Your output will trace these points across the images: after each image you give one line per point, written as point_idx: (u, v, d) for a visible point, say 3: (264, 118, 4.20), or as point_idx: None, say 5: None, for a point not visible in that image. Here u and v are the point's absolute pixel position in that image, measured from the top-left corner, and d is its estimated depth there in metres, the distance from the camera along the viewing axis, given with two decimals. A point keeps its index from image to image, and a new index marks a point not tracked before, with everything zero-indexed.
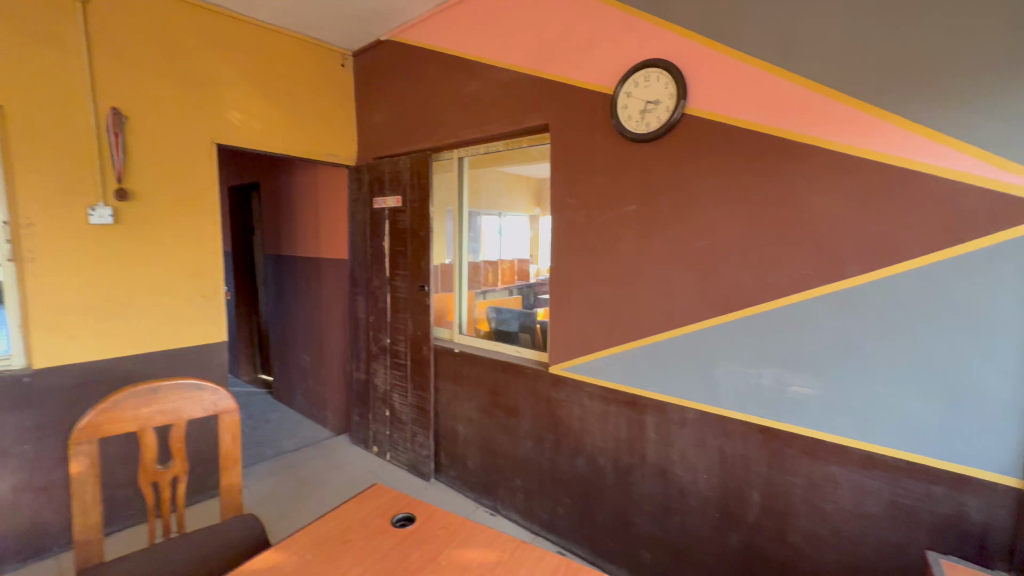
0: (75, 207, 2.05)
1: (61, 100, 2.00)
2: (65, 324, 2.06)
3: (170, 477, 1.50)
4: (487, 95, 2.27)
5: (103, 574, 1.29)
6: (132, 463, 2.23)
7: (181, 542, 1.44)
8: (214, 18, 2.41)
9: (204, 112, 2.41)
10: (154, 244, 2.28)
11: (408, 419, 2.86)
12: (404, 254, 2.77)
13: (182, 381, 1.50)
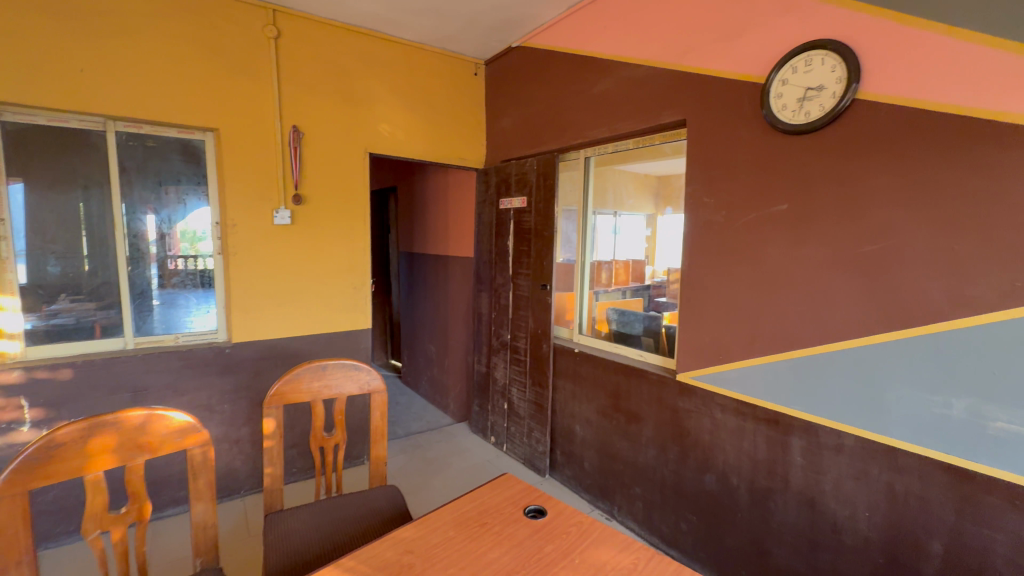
0: (264, 210, 2.47)
1: (257, 121, 2.41)
2: (255, 307, 2.48)
3: (333, 444, 1.72)
4: (619, 93, 2.23)
5: (284, 519, 1.53)
6: (298, 428, 2.61)
7: (342, 500, 1.65)
8: (370, 40, 2.71)
9: (361, 125, 2.73)
10: (319, 241, 2.65)
11: (525, 413, 2.93)
12: (527, 253, 2.85)
13: (344, 361, 1.73)
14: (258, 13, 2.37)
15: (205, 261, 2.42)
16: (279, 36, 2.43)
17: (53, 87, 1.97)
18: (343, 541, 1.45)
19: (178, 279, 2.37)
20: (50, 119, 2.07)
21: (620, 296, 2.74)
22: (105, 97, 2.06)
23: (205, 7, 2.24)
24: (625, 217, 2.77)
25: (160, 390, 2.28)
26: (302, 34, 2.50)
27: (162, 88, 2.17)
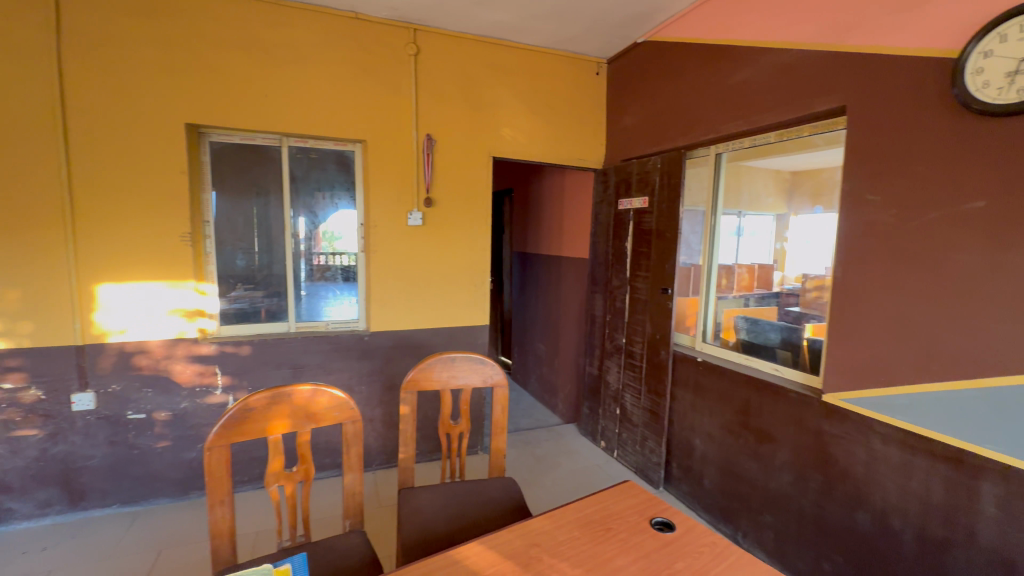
0: (400, 213, 2.71)
1: (398, 131, 2.65)
2: (390, 300, 2.74)
3: (458, 432, 1.83)
4: (761, 82, 2.05)
5: (415, 496, 1.67)
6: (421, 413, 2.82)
7: (466, 486, 1.75)
8: (498, 49, 2.83)
9: (487, 130, 2.86)
10: (446, 240, 2.83)
11: (639, 421, 2.83)
12: (647, 255, 2.75)
13: (471, 355, 1.83)
14: (401, 34, 2.61)
15: (350, 258, 2.75)
16: (418, 52, 2.65)
17: (246, 112, 2.37)
18: (468, 525, 1.53)
19: (330, 273, 2.72)
20: (242, 138, 2.50)
21: (741, 303, 2.51)
22: (282, 117, 2.43)
23: (360, 33, 2.52)
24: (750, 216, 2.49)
25: (314, 369, 2.62)
26: (438, 48, 2.69)
27: (323, 107, 2.50)
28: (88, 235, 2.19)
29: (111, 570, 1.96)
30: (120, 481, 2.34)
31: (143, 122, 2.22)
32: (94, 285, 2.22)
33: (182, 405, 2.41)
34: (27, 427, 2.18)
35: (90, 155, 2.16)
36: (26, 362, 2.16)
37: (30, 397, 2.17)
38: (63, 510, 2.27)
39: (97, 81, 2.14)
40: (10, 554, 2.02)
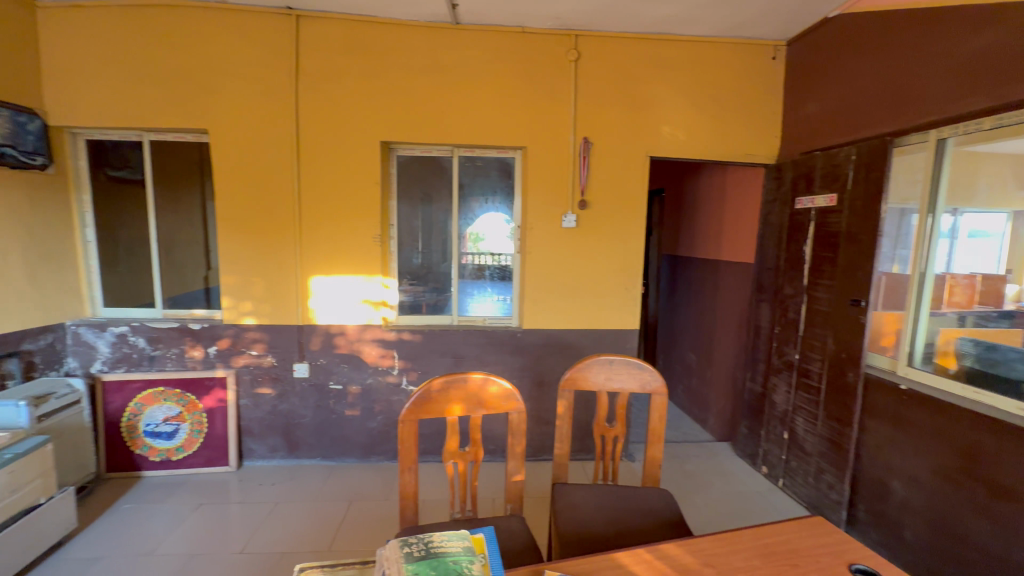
0: (556, 215, 2.79)
1: (556, 136, 2.74)
2: (542, 300, 2.84)
3: (613, 435, 1.81)
4: (1014, 48, 1.63)
5: (570, 493, 1.70)
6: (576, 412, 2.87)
7: (620, 490, 1.73)
8: (660, 45, 2.73)
9: (645, 129, 2.78)
10: (597, 243, 2.83)
11: (814, 450, 2.48)
12: (831, 261, 2.39)
13: (629, 360, 1.79)
14: (563, 41, 2.69)
15: (506, 259, 2.94)
16: (579, 58, 2.70)
17: (426, 128, 2.68)
18: (624, 531, 1.52)
19: (488, 273, 2.94)
20: (422, 151, 2.84)
21: (955, 323, 2.05)
22: (455, 131, 2.69)
23: (525, 46, 2.67)
24: (971, 214, 2.00)
25: (472, 360, 2.85)
26: (598, 51, 2.71)
27: (490, 118, 2.70)
28: (309, 237, 2.70)
29: (317, 511, 2.39)
30: (322, 439, 2.85)
31: (350, 142, 2.66)
32: (311, 277, 2.74)
33: (368, 380, 2.83)
34: (265, 387, 2.78)
35: (313, 172, 2.66)
36: (266, 336, 2.75)
37: (267, 362, 2.76)
38: (284, 455, 2.85)
39: (320, 111, 2.62)
40: (252, 484, 2.61)
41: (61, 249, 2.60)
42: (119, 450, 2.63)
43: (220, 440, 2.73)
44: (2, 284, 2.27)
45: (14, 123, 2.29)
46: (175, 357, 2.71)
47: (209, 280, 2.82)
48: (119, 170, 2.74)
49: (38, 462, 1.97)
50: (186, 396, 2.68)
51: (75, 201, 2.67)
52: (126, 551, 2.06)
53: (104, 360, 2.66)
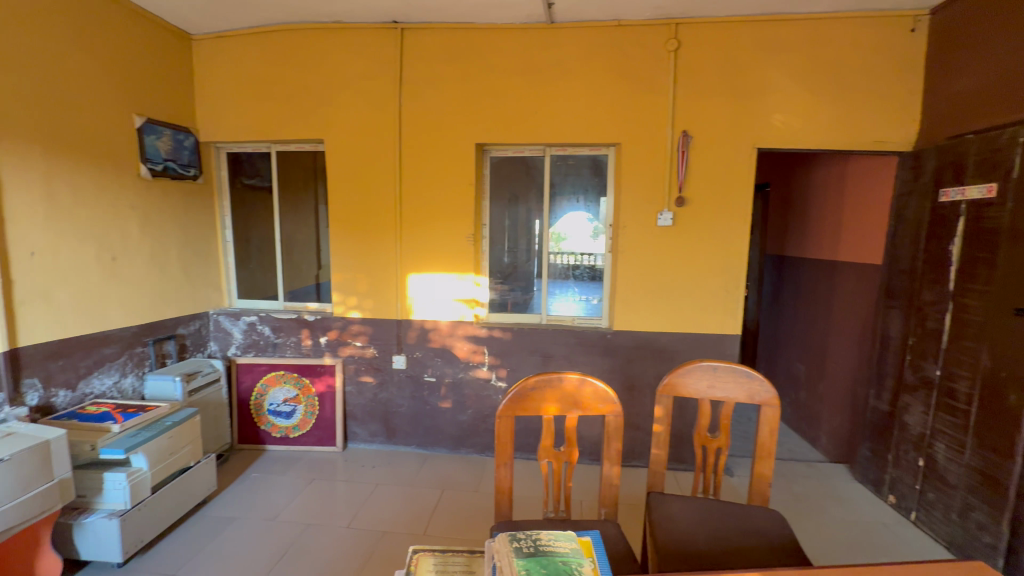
0: (651, 213, 2.68)
1: (653, 131, 2.63)
2: (635, 301, 2.75)
3: (715, 446, 1.70)
4: None
5: (668, 503, 1.62)
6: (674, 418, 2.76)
7: (723, 505, 1.62)
8: (772, 26, 2.51)
9: (752, 119, 2.58)
10: (695, 241, 2.67)
11: (958, 482, 2.13)
12: (988, 262, 2.03)
13: (736, 367, 1.66)
14: (662, 31, 2.57)
15: (598, 258, 2.88)
16: (679, 47, 2.57)
17: (519, 127, 2.71)
18: (730, 549, 1.42)
19: (578, 272, 2.91)
20: (514, 151, 2.88)
21: None
22: (548, 130, 2.69)
23: (621, 39, 2.59)
24: None
25: (561, 359, 2.84)
26: (700, 39, 2.55)
27: (583, 116, 2.66)
28: (409, 237, 2.86)
29: (413, 495, 2.53)
30: (417, 428, 3.00)
31: (447, 146, 2.77)
32: (409, 274, 2.89)
33: (460, 375, 2.93)
34: (367, 376, 2.99)
35: (414, 175, 2.81)
36: (369, 328, 2.95)
37: (370, 353, 2.97)
38: (382, 441, 3.04)
39: (420, 117, 2.76)
40: (356, 466, 2.83)
41: (207, 248, 3.00)
42: (248, 424, 2.98)
43: (329, 422, 2.99)
44: (164, 277, 2.67)
45: (175, 142, 2.72)
46: (294, 345, 3.00)
47: (319, 275, 3.16)
48: (251, 178, 3.10)
49: (190, 430, 2.29)
50: (301, 380, 2.97)
51: (218, 206, 3.07)
52: (255, 514, 2.34)
53: (238, 345, 3.03)
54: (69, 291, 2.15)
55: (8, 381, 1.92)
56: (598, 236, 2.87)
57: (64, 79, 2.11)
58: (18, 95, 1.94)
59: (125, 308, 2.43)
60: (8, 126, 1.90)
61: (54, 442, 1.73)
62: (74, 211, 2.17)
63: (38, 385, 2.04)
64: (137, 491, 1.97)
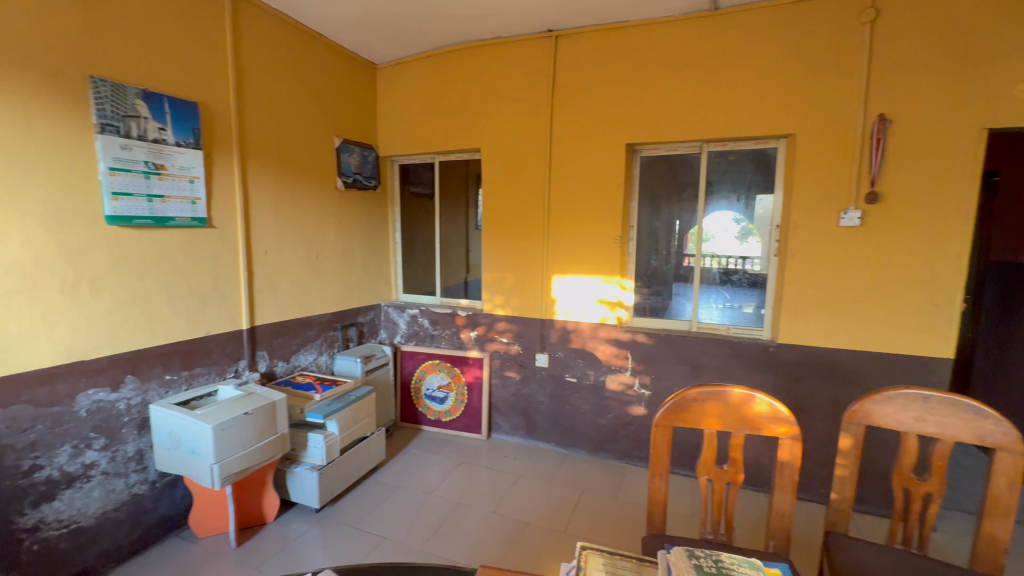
0: (831, 212, 2.34)
1: (838, 117, 2.29)
2: (805, 312, 2.43)
3: (924, 492, 1.40)
4: None
5: (855, 550, 1.38)
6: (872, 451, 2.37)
7: (935, 565, 1.33)
8: None
9: (983, 94, 2.07)
10: (892, 245, 2.25)
11: None
12: None
13: (958, 400, 1.35)
14: (856, 1, 2.22)
15: (748, 263, 2.65)
16: (878, 17, 2.18)
17: (675, 125, 2.58)
18: None
19: (735, 277, 2.69)
20: (667, 149, 2.75)
21: None
22: (708, 125, 2.52)
23: (801, 16, 2.30)
24: None
25: (712, 371, 2.64)
26: (909, 3, 2.14)
27: (749, 107, 2.43)
28: (555, 239, 2.93)
29: (553, 492, 2.59)
30: (556, 426, 3.06)
31: (596, 149, 2.77)
32: (555, 276, 2.96)
33: (601, 378, 2.90)
34: (511, 371, 3.14)
35: (562, 178, 2.87)
36: (514, 326, 3.10)
37: (514, 350, 3.11)
38: (522, 435, 3.17)
39: (571, 121, 2.81)
40: (499, 456, 2.99)
41: (382, 248, 3.45)
42: (409, 405, 3.37)
43: (476, 411, 3.22)
44: (350, 273, 3.15)
45: (362, 157, 3.19)
46: (448, 337, 3.28)
47: (468, 270, 3.45)
48: (416, 187, 3.49)
49: (368, 405, 2.66)
50: (453, 370, 3.25)
51: (390, 211, 3.51)
52: (415, 486, 2.62)
53: (402, 334, 3.43)
54: (287, 283, 2.67)
55: (249, 351, 2.45)
56: (744, 239, 2.64)
57: (290, 113, 2.63)
58: (262, 128, 2.47)
59: (322, 298, 2.92)
60: (255, 152, 2.43)
61: (278, 403, 2.16)
62: (292, 219, 2.68)
63: (266, 356, 2.57)
64: (330, 451, 2.35)
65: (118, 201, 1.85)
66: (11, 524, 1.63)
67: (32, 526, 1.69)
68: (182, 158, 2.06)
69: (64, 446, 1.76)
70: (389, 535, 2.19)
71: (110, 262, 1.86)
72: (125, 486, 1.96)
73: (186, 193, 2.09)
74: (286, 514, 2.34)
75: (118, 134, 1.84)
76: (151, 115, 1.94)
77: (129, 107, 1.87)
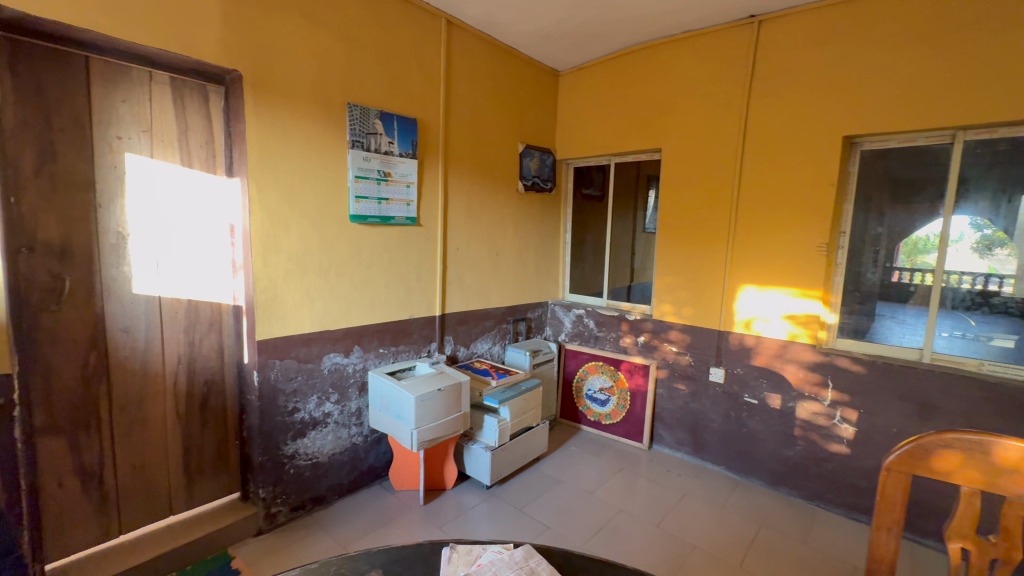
0: None
1: None
2: None
3: None
4: None
5: None
6: None
7: None
8: None
9: None
10: None
11: None
12: None
13: None
14: None
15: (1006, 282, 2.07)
16: None
17: (914, 111, 2.13)
18: None
19: (996, 301, 2.09)
20: (900, 141, 2.28)
21: None
22: (967, 108, 2.01)
23: None
24: None
25: (951, 416, 2.11)
26: None
27: None
28: (742, 245, 2.68)
29: (724, 520, 2.36)
30: (729, 449, 2.80)
31: (801, 144, 2.45)
32: (739, 285, 2.70)
33: (790, 404, 2.56)
34: (680, 383, 2.96)
35: (755, 177, 2.61)
36: (687, 335, 2.92)
37: (685, 361, 2.93)
38: (688, 452, 2.97)
39: (771, 114, 2.53)
40: (662, 469, 2.85)
41: (553, 248, 3.58)
42: (570, 403, 3.44)
43: (639, 419, 3.12)
44: (523, 271, 3.34)
45: (541, 161, 3.36)
46: (613, 341, 3.24)
47: (632, 276, 3.40)
48: (589, 189, 3.52)
49: (536, 397, 2.79)
50: (616, 374, 3.21)
51: (562, 213, 3.62)
52: (576, 484, 2.66)
53: (567, 332, 3.51)
54: (472, 277, 2.95)
55: (439, 335, 2.78)
56: (981, 253, 2.10)
57: (485, 122, 2.90)
58: (462, 138, 2.76)
59: (499, 292, 3.16)
60: (455, 160, 2.74)
61: (463, 385, 2.40)
62: (480, 219, 2.95)
63: (452, 341, 2.88)
64: (502, 435, 2.53)
65: (359, 203, 2.27)
66: (279, 449, 2.13)
67: (292, 454, 2.18)
68: (404, 166, 2.43)
69: (313, 396, 2.23)
70: (553, 526, 2.27)
71: (351, 252, 2.29)
72: (348, 435, 2.40)
73: (404, 196, 2.46)
74: (461, 485, 2.60)
75: (362, 149, 2.25)
76: (384, 131, 2.33)
77: (371, 126, 2.27)
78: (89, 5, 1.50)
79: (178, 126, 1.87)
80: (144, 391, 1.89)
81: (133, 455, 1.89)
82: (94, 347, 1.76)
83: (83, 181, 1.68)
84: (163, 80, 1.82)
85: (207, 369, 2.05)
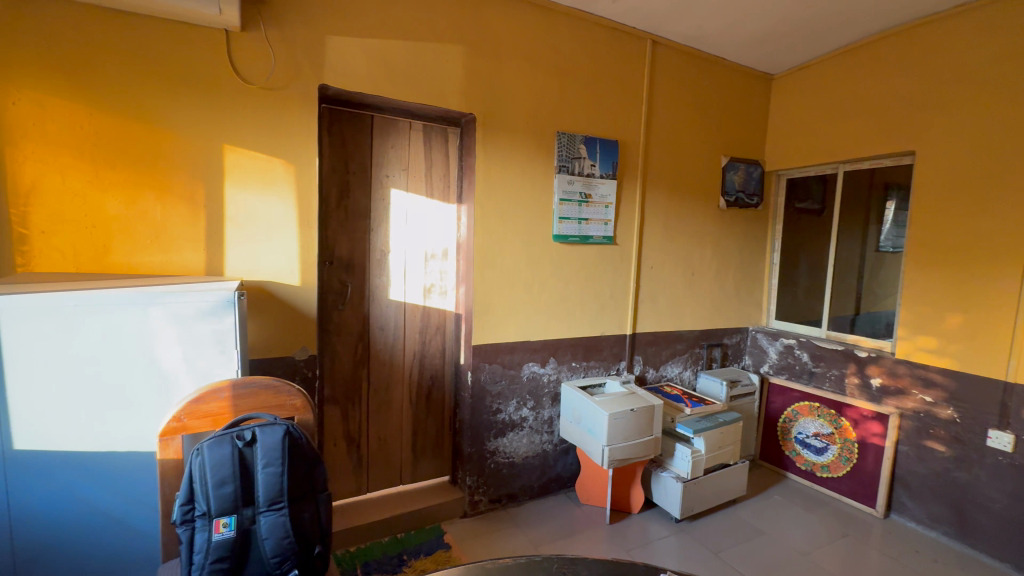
0: None
1: None
2: None
3: None
4: None
5: None
6: None
7: None
8: None
9: None
10: None
11: None
12: None
13: None
14: None
15: None
16: None
17: None
18: None
19: None
20: None
21: None
22: None
23: None
24: None
25: None
26: None
27: None
28: None
29: None
30: (1020, 542, 2.09)
31: None
32: None
33: None
34: (937, 443, 2.34)
35: None
36: (950, 382, 2.30)
37: (945, 415, 2.31)
38: (948, 534, 2.31)
39: None
40: (907, 547, 2.28)
41: (756, 269, 3.24)
42: (774, 445, 3.02)
43: (870, 478, 2.57)
44: (721, 293, 3.09)
45: (747, 174, 3.09)
46: (835, 379, 2.76)
47: (858, 306, 2.80)
48: (804, 203, 3.09)
49: (735, 433, 2.52)
50: (839, 420, 2.70)
51: (770, 230, 3.25)
52: (785, 540, 2.32)
53: (772, 364, 3.11)
54: (665, 296, 2.86)
55: (628, 354, 2.76)
56: None
57: (685, 138, 2.80)
58: (661, 156, 2.73)
59: (693, 314, 2.99)
60: (653, 178, 2.71)
61: (657, 408, 2.31)
62: (676, 238, 2.85)
63: (641, 361, 2.83)
64: (695, 467, 2.37)
65: (562, 224, 2.43)
66: (484, 444, 2.38)
67: (494, 450, 2.41)
68: (604, 187, 2.51)
69: (513, 400, 2.43)
70: None
71: (552, 270, 2.45)
72: (540, 441, 2.54)
73: (602, 216, 2.54)
74: (647, 512, 2.51)
75: (568, 173, 2.40)
76: (588, 155, 2.45)
77: (576, 151, 2.42)
78: (379, 77, 1.95)
79: (425, 164, 2.29)
80: (389, 378, 2.33)
81: (380, 429, 2.35)
82: (361, 340, 2.25)
83: (363, 211, 2.19)
84: (418, 128, 2.25)
85: (433, 365, 2.42)
